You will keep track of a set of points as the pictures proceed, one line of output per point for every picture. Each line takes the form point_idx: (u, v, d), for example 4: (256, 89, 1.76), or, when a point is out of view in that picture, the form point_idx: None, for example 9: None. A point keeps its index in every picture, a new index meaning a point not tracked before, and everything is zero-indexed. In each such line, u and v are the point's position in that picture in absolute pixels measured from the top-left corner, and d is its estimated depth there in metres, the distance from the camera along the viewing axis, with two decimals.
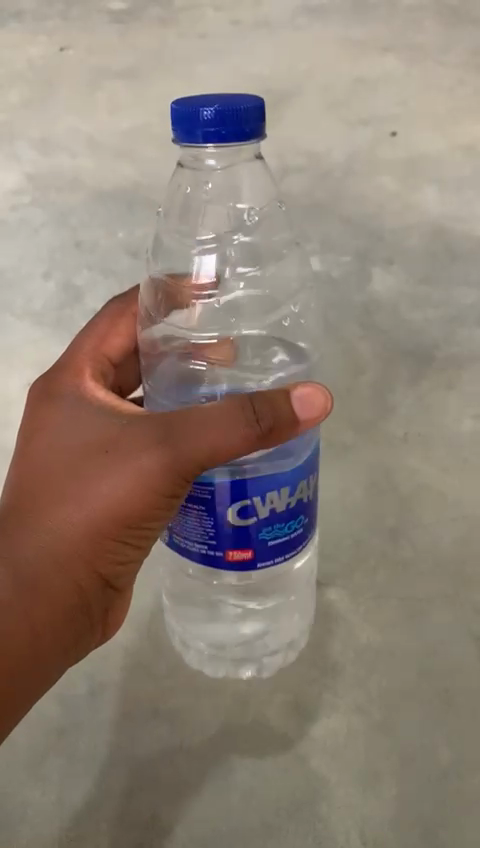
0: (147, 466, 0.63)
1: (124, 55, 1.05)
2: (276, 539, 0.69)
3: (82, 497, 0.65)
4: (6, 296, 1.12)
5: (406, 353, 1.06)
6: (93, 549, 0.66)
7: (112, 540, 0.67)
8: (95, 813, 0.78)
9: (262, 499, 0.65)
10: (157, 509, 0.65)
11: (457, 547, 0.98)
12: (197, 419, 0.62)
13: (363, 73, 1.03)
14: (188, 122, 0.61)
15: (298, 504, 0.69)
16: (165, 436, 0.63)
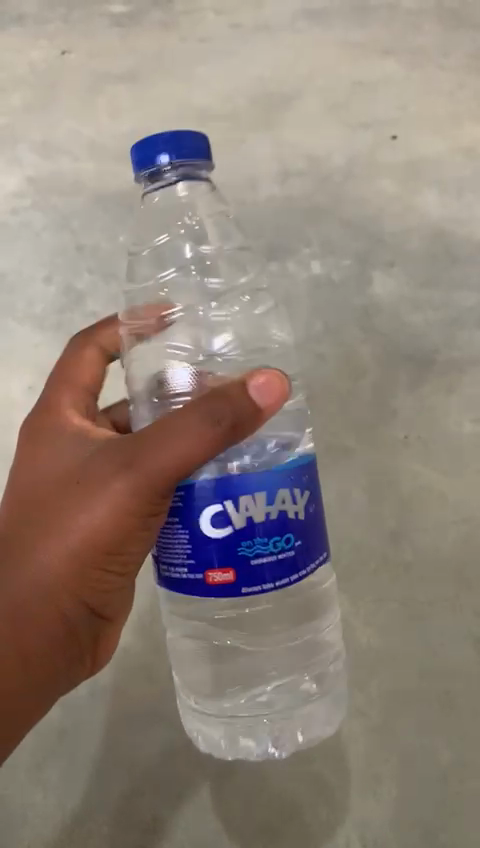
0: (121, 489, 0.65)
1: (123, 60, 1.08)
2: (260, 558, 0.63)
3: (61, 524, 0.68)
4: (6, 300, 1.07)
5: (406, 359, 1.02)
6: (74, 577, 0.68)
7: (92, 567, 0.69)
8: None
9: (235, 502, 0.62)
10: (133, 537, 0.67)
11: (459, 549, 0.98)
12: (162, 434, 0.63)
13: (365, 75, 1.06)
14: (147, 151, 0.68)
15: (287, 522, 0.64)
16: (134, 460, 0.64)
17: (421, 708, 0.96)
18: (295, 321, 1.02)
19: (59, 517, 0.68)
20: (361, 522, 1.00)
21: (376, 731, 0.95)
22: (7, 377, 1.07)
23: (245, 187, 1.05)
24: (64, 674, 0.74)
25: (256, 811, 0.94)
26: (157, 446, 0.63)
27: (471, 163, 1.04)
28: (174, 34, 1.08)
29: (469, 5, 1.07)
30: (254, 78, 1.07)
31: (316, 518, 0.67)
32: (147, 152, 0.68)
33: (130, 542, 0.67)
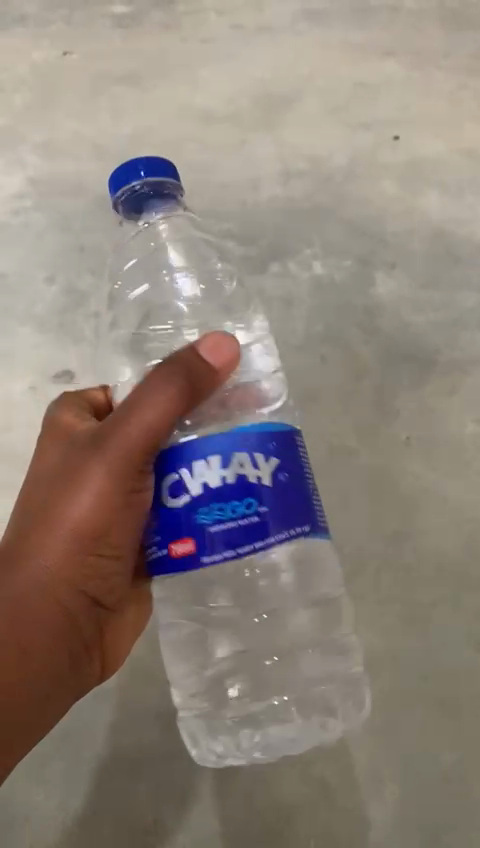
0: (104, 468, 0.65)
1: (124, 62, 1.12)
2: (218, 525, 0.57)
3: (49, 519, 0.66)
4: (7, 302, 1.03)
5: (409, 360, 0.98)
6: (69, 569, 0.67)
7: (85, 558, 0.67)
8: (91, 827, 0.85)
9: (189, 468, 0.58)
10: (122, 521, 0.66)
11: (463, 553, 0.91)
12: (129, 404, 0.63)
13: (364, 77, 1.11)
14: (123, 175, 0.70)
15: (249, 485, 0.58)
16: (112, 435, 0.64)
17: (427, 717, 0.87)
18: (296, 320, 1.00)
19: (48, 510, 0.67)
20: (361, 521, 0.92)
21: (380, 743, 0.86)
22: (10, 379, 1.00)
23: (247, 188, 1.06)
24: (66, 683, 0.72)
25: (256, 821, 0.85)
26: (124, 417, 0.63)
27: (472, 163, 1.07)
28: (177, 36, 1.13)
29: (468, 11, 1.14)
30: (255, 79, 1.11)
31: (303, 491, 0.60)
32: (120, 176, 0.70)
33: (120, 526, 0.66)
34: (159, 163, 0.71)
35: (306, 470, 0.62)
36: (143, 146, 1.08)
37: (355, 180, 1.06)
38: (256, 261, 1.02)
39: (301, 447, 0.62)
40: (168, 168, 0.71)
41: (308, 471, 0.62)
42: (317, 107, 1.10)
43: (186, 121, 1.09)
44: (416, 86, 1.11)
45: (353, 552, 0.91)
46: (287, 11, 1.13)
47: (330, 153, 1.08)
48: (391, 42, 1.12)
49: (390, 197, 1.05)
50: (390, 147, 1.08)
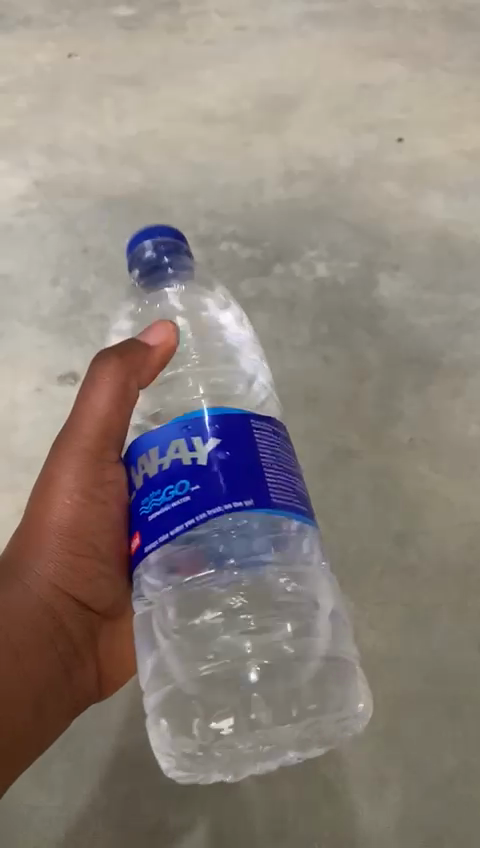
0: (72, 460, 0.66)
1: (128, 65, 1.15)
2: (155, 512, 0.52)
3: (33, 522, 0.67)
4: (12, 303, 1.02)
5: (412, 362, 0.98)
6: (55, 563, 0.67)
7: (71, 555, 0.67)
8: (83, 831, 0.81)
9: (136, 466, 0.55)
10: (98, 508, 0.67)
11: (465, 554, 0.89)
12: (80, 394, 0.66)
13: (369, 78, 1.13)
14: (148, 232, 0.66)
15: (179, 469, 0.52)
16: (73, 428, 0.66)
17: (431, 717, 0.83)
18: (300, 321, 1.00)
19: (31, 519, 0.68)
20: (366, 523, 0.91)
21: (384, 743, 0.82)
22: (14, 379, 0.97)
23: (251, 188, 1.06)
24: (66, 697, 0.68)
25: (255, 824, 0.80)
26: (82, 398, 0.66)
27: (471, 164, 1.07)
28: (181, 38, 1.16)
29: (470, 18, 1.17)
30: (256, 81, 1.13)
31: (260, 468, 0.53)
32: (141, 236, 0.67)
33: (98, 515, 0.67)
34: (171, 233, 0.67)
35: (274, 452, 0.54)
36: (147, 146, 1.09)
37: (359, 182, 1.07)
38: (261, 263, 1.03)
39: (271, 432, 0.56)
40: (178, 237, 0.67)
41: (281, 455, 0.55)
42: (320, 110, 1.11)
43: (191, 122, 1.11)
44: (417, 90, 1.12)
45: (357, 553, 0.90)
46: (289, 15, 1.18)
47: (333, 153, 1.08)
48: (393, 45, 1.15)
49: (394, 197, 1.06)
50: (393, 147, 1.08)
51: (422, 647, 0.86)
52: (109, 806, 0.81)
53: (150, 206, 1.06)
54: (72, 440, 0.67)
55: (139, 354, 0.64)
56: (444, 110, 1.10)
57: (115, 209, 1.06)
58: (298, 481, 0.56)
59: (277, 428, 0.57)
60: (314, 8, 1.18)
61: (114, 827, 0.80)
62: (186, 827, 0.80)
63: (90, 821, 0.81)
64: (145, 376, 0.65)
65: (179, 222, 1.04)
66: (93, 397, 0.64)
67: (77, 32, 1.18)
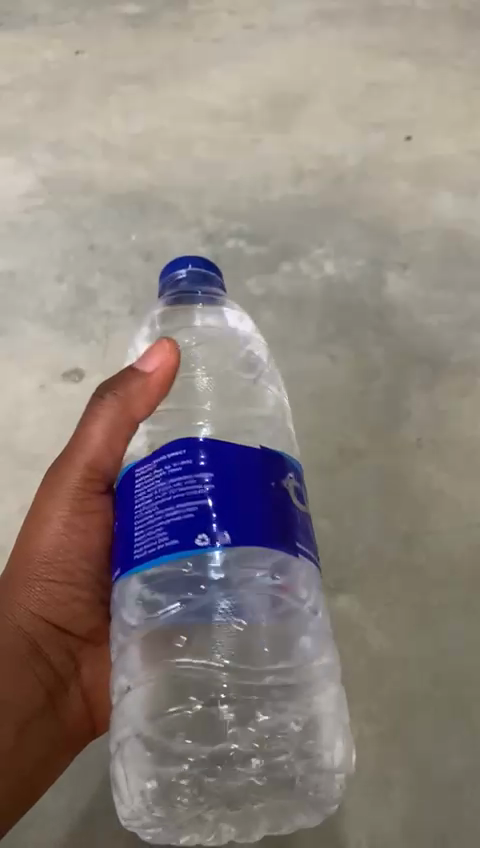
0: (57, 495, 0.68)
1: (135, 63, 1.14)
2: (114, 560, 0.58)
3: (21, 554, 0.69)
4: (17, 300, 1.01)
5: (421, 361, 0.97)
6: (41, 591, 0.68)
7: (54, 582, 0.68)
8: None
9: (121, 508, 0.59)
10: (80, 538, 0.68)
11: (474, 555, 0.89)
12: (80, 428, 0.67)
13: (379, 79, 1.12)
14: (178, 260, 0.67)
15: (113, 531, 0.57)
16: (61, 466, 0.69)
17: (441, 721, 0.82)
18: (307, 319, 0.99)
19: (21, 554, 0.69)
20: (373, 522, 0.90)
21: (392, 745, 0.81)
22: (19, 375, 0.97)
23: (258, 187, 1.06)
24: (49, 729, 0.67)
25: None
26: (83, 434, 0.66)
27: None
28: (189, 38, 1.16)
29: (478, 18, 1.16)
30: (265, 80, 1.13)
31: (136, 523, 0.52)
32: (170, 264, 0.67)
33: (79, 545, 0.68)
34: (204, 264, 0.67)
35: (156, 493, 0.52)
36: (155, 144, 1.09)
37: (367, 181, 1.06)
38: (267, 261, 1.02)
39: (164, 468, 0.53)
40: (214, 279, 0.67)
41: (169, 492, 0.51)
42: (328, 109, 1.10)
43: (198, 121, 1.10)
44: (427, 89, 1.11)
45: (363, 554, 0.89)
46: (297, 15, 1.17)
47: (341, 152, 1.08)
48: (403, 45, 1.15)
49: (403, 196, 1.05)
50: (401, 147, 1.08)
51: (429, 648, 0.85)
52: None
53: (157, 204, 1.05)
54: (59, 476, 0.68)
55: (130, 391, 0.64)
56: (452, 109, 1.10)
57: (121, 207, 1.05)
58: (191, 506, 0.50)
59: (188, 444, 0.52)
60: (321, 8, 1.18)
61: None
62: None
63: None
64: (140, 410, 0.64)
65: (185, 220, 1.04)
66: (88, 431, 0.65)
67: (86, 30, 1.17)
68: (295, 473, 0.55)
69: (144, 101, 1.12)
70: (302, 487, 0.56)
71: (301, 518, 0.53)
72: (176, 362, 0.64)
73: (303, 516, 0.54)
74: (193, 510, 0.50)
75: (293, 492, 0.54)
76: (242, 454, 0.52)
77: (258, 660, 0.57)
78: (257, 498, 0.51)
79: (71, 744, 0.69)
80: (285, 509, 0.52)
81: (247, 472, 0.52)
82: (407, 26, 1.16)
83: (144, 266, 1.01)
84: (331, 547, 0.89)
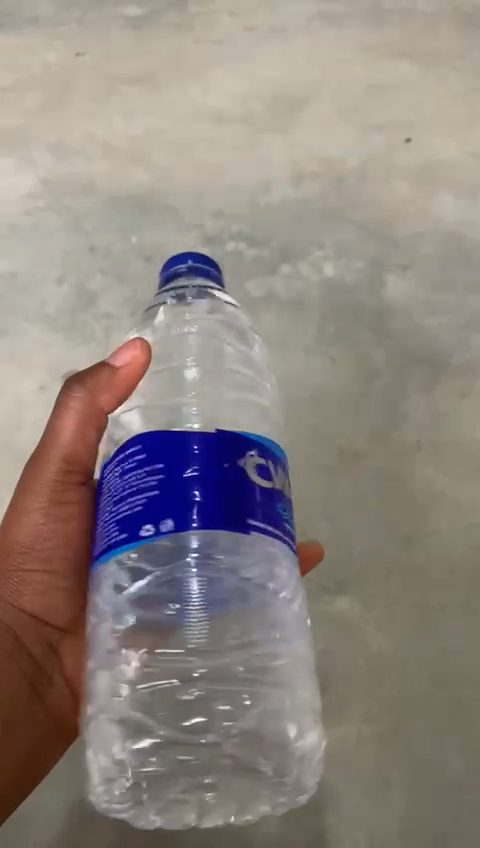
0: (33, 490, 0.71)
1: (136, 62, 1.14)
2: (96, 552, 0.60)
3: (3, 550, 0.72)
4: (17, 301, 1.01)
5: (421, 362, 0.97)
6: (23, 586, 0.71)
7: (34, 575, 0.71)
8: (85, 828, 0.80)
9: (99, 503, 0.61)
10: (57, 531, 0.71)
11: (473, 556, 0.89)
12: (52, 425, 0.69)
13: (380, 80, 1.12)
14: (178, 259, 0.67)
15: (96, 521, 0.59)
16: (36, 463, 0.71)
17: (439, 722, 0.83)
18: (306, 320, 0.99)
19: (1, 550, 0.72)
20: (372, 522, 0.90)
21: (390, 746, 0.82)
22: (20, 378, 0.97)
23: (258, 187, 1.06)
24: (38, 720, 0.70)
25: (259, 828, 0.80)
26: (56, 430, 0.69)
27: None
28: (189, 37, 1.15)
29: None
30: (265, 81, 1.12)
31: (104, 519, 0.55)
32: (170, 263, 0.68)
33: (57, 537, 0.71)
34: (204, 260, 0.67)
35: (116, 489, 0.54)
36: (155, 146, 1.09)
37: (367, 183, 1.06)
38: (267, 262, 1.02)
39: (123, 463, 0.54)
40: (214, 276, 0.67)
41: (125, 487, 0.53)
42: (328, 110, 1.10)
43: (199, 123, 1.10)
44: (428, 89, 1.11)
45: (363, 554, 0.89)
46: (298, 14, 1.16)
47: (341, 154, 1.08)
48: (404, 44, 1.14)
49: (403, 198, 1.05)
50: (401, 149, 1.08)
51: (428, 649, 0.85)
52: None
53: (157, 205, 1.05)
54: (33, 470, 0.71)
55: (98, 384, 0.66)
56: (453, 110, 1.10)
57: (121, 208, 1.05)
58: (138, 500, 0.52)
59: (142, 437, 0.54)
60: None
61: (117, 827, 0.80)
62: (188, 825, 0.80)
63: (91, 819, 0.80)
64: (111, 404, 0.66)
65: (185, 222, 1.04)
66: (62, 426, 0.68)
67: (85, 27, 1.17)
68: (257, 449, 0.55)
69: (144, 101, 1.12)
70: (272, 462, 0.55)
71: (260, 496, 0.53)
72: (148, 358, 0.65)
73: (266, 492, 0.53)
74: (140, 502, 0.52)
75: (255, 470, 0.54)
76: (193, 441, 0.53)
77: (228, 641, 0.60)
78: (201, 480, 0.52)
79: (66, 733, 0.71)
80: (235, 487, 0.52)
81: (192, 455, 0.52)
82: (408, 25, 1.15)
83: (144, 268, 1.02)
84: (331, 548, 0.90)
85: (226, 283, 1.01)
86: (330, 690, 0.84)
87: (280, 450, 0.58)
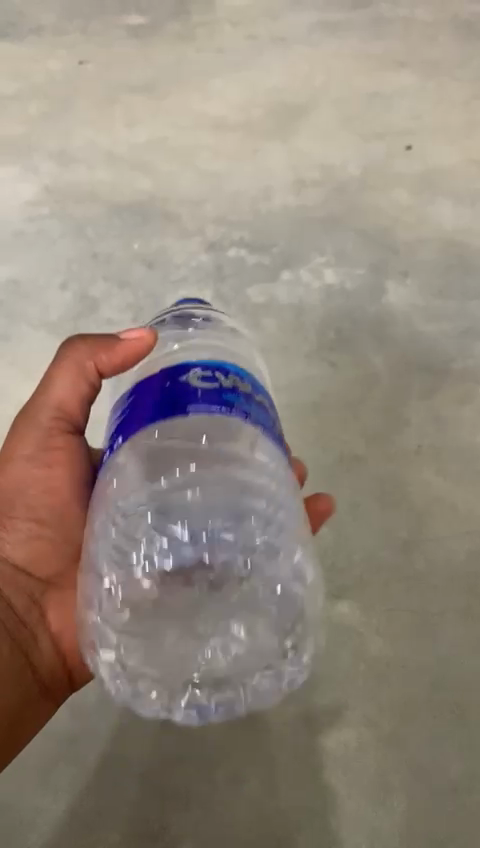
0: (23, 446, 0.71)
1: (140, 71, 1.14)
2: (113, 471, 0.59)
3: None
4: (21, 306, 1.02)
5: (422, 368, 0.98)
6: (7, 536, 0.71)
7: (20, 524, 0.71)
8: (89, 828, 0.82)
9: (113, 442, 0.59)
10: (43, 479, 0.71)
11: (473, 561, 0.90)
12: (45, 380, 0.70)
13: (381, 88, 1.12)
14: None
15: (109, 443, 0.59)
16: (26, 417, 0.72)
17: (439, 725, 0.84)
18: (307, 327, 1.00)
19: None
20: (373, 527, 0.92)
21: (390, 750, 0.84)
22: (25, 381, 0.98)
23: (260, 194, 1.07)
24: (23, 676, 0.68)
25: (261, 830, 0.81)
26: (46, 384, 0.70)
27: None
28: (192, 45, 1.16)
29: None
30: (267, 89, 1.13)
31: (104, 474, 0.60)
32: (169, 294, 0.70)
33: (43, 485, 0.71)
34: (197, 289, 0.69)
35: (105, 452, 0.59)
36: (158, 154, 1.10)
37: (367, 190, 1.07)
38: (269, 269, 1.03)
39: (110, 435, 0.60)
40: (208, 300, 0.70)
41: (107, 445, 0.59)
42: (331, 118, 1.11)
43: (201, 132, 1.11)
44: (428, 96, 1.12)
45: (362, 559, 0.90)
46: (300, 23, 1.17)
47: (342, 163, 1.08)
48: (405, 52, 1.15)
49: (403, 204, 1.06)
50: (403, 156, 1.09)
51: (428, 654, 0.87)
52: (113, 806, 0.82)
53: (159, 213, 1.06)
54: (23, 423, 0.71)
55: (107, 343, 0.66)
56: (454, 120, 1.11)
57: (124, 215, 1.06)
58: (113, 435, 0.57)
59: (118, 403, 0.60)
60: (323, 9, 1.17)
61: (121, 829, 0.81)
62: (192, 824, 0.81)
63: (94, 822, 0.82)
64: (109, 367, 0.66)
65: (187, 228, 1.05)
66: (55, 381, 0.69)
67: (85, 33, 1.17)
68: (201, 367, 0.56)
69: (145, 108, 1.12)
70: (221, 373, 0.56)
71: (201, 392, 0.54)
72: (153, 336, 0.64)
73: (210, 391, 0.54)
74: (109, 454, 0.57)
75: (198, 380, 0.55)
76: (141, 388, 0.56)
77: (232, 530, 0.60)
78: (139, 413, 0.55)
79: (53, 692, 0.70)
80: (167, 399, 0.54)
81: (137, 398, 0.56)
82: (409, 33, 1.16)
83: (146, 274, 1.03)
84: (332, 551, 0.91)
85: (228, 290, 1.02)
86: (331, 694, 0.86)
87: (240, 371, 0.58)
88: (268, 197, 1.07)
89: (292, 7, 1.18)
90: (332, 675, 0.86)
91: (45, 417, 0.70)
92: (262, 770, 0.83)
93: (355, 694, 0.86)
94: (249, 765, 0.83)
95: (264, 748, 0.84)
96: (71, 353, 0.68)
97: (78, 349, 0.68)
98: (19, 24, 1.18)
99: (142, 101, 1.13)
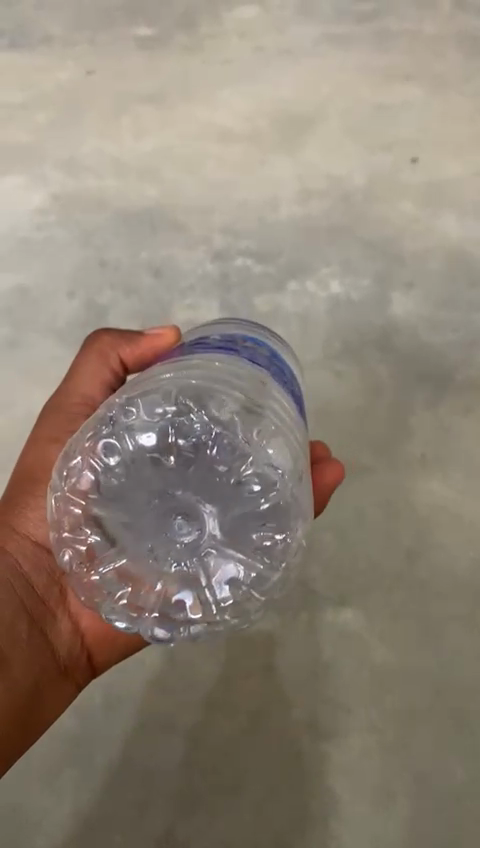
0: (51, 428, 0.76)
1: (147, 81, 1.11)
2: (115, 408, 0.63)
3: (21, 488, 0.75)
4: (32, 313, 1.07)
5: (426, 379, 1.00)
6: (30, 514, 0.74)
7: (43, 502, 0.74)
8: (108, 825, 0.90)
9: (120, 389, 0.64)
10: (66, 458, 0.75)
11: (476, 571, 0.94)
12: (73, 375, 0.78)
13: (385, 99, 1.08)
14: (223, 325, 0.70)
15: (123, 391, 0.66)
16: (54, 405, 0.77)
17: (442, 731, 0.90)
18: (312, 338, 1.02)
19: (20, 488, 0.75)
20: (378, 538, 0.95)
21: (394, 757, 0.89)
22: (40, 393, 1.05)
23: (267, 205, 1.07)
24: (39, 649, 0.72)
25: (266, 831, 0.88)
26: (76, 376, 0.77)
27: None
28: (199, 56, 1.11)
29: None
30: (273, 98, 1.10)
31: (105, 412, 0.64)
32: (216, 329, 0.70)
33: None
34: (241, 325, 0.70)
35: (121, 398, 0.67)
36: (164, 164, 1.09)
37: (372, 198, 1.06)
38: (274, 279, 1.05)
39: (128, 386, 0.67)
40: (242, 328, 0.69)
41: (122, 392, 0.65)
42: (336, 127, 1.08)
43: (207, 140, 1.09)
44: (439, 101, 1.08)
45: (367, 568, 0.94)
46: (306, 35, 1.10)
47: (347, 171, 1.07)
48: (410, 65, 1.09)
49: (410, 214, 1.05)
50: (408, 166, 1.07)
51: (433, 662, 0.92)
52: (131, 805, 0.90)
53: (167, 221, 1.07)
54: (53, 410, 0.77)
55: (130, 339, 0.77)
56: (464, 124, 1.08)
57: (130, 222, 1.08)
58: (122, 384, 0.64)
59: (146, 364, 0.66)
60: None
61: (128, 828, 0.89)
62: (203, 826, 0.89)
63: (113, 820, 0.90)
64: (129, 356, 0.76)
65: (193, 237, 1.07)
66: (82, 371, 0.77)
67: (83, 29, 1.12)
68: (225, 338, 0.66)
69: (149, 109, 1.10)
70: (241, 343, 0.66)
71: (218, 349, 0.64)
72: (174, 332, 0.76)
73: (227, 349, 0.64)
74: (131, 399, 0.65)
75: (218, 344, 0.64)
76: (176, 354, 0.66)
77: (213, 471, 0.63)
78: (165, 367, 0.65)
79: (72, 674, 0.74)
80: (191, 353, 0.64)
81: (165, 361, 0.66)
82: (414, 44, 1.09)
83: (152, 283, 1.06)
84: (336, 561, 0.95)
85: (234, 301, 1.05)
86: (337, 700, 0.91)
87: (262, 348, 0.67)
88: (274, 206, 1.07)
89: (296, 20, 1.11)
90: (338, 680, 0.92)
91: (71, 400, 0.77)
92: (268, 774, 0.90)
93: (359, 700, 0.91)
94: (254, 768, 0.90)
95: (264, 753, 0.90)
96: (95, 350, 0.77)
97: (103, 345, 0.77)
98: (28, 28, 1.13)
99: (147, 103, 1.10)
